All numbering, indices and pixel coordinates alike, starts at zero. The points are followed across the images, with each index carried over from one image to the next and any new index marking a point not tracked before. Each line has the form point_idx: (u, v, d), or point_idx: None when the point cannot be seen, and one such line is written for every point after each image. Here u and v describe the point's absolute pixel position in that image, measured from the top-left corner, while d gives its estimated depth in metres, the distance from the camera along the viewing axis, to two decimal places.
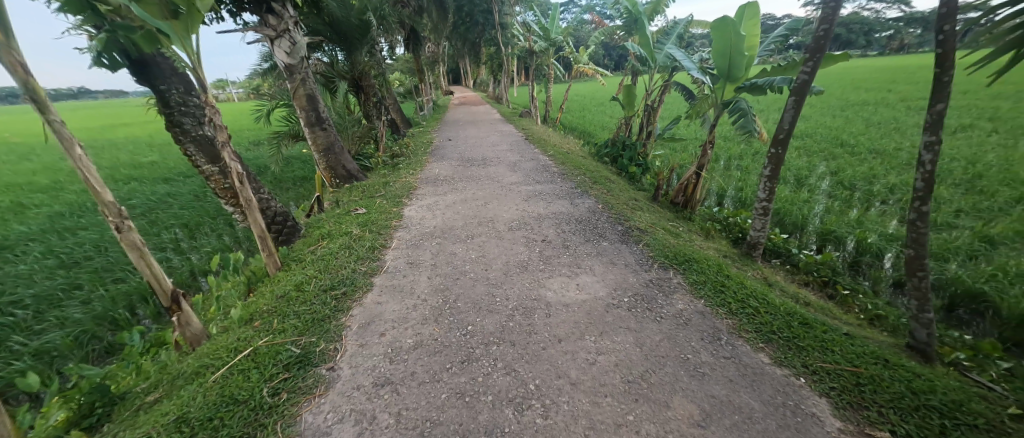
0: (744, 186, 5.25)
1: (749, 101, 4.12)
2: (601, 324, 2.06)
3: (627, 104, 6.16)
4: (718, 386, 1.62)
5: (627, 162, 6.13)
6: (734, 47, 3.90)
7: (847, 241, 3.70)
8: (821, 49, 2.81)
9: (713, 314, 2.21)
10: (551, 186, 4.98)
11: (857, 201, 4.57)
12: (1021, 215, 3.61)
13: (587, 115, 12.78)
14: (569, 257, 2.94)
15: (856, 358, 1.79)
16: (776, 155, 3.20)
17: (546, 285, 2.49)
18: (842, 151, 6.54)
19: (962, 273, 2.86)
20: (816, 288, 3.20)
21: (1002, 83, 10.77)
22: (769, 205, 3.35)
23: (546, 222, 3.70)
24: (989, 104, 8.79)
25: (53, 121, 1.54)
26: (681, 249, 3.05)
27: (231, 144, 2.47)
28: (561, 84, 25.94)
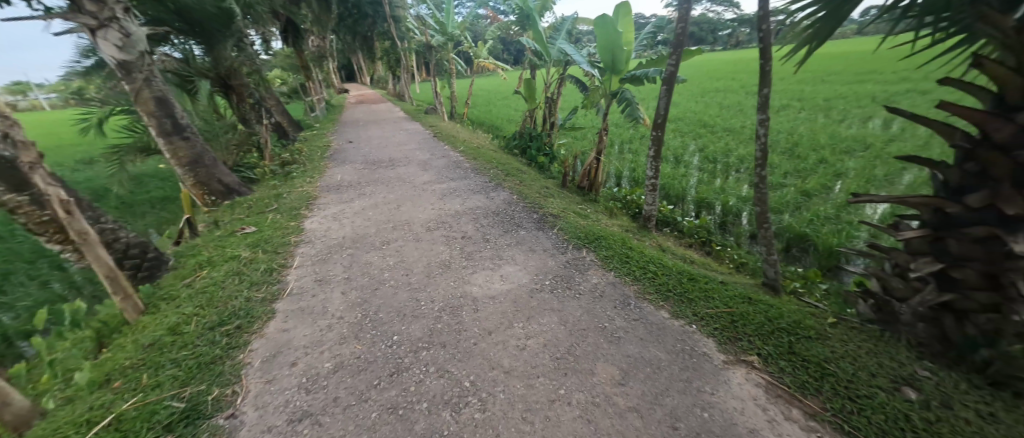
0: (636, 166, 5.91)
1: (632, 91, 4.71)
2: (527, 310, 2.14)
3: (528, 97, 6.41)
4: (631, 346, 1.83)
5: (535, 152, 6.41)
6: (615, 43, 4.32)
7: (716, 206, 4.43)
8: (682, 45, 3.29)
9: (622, 283, 2.47)
10: (465, 182, 4.96)
11: (721, 172, 5.49)
12: (824, 172, 4.74)
13: (492, 109, 12.97)
14: (490, 250, 2.98)
15: (730, 300, 2.18)
16: (657, 137, 3.67)
17: (470, 281, 2.49)
18: (706, 131, 7.78)
19: (792, 221, 3.67)
20: (698, 248, 3.79)
21: (804, 72, 13.92)
22: (657, 181, 3.83)
23: (464, 218, 3.68)
24: (798, 88, 11.30)
25: None
26: (590, 229, 3.33)
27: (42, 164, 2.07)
28: (464, 79, 25.81)
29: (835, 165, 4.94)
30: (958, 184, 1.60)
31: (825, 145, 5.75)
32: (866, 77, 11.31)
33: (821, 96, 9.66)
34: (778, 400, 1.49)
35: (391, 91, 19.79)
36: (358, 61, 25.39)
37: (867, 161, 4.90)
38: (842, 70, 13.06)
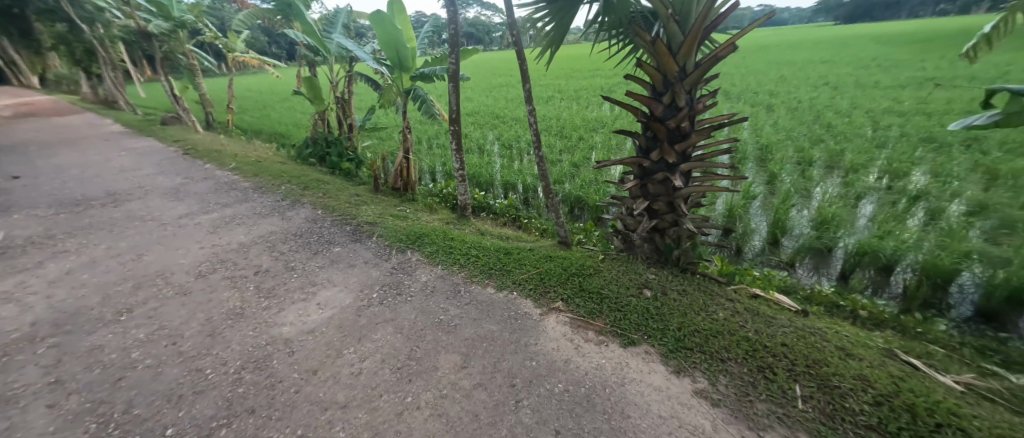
0: (445, 160, 6.14)
1: (424, 88, 4.81)
2: (357, 330, 1.95)
3: (312, 98, 5.65)
4: (467, 329, 1.94)
5: (336, 159, 5.78)
6: (396, 39, 4.27)
7: (517, 185, 5.12)
8: (457, 45, 3.56)
9: (449, 273, 2.57)
10: (248, 205, 4.00)
11: (516, 155, 6.34)
12: (583, 147, 6.15)
13: (269, 114, 10.82)
14: (300, 278, 2.54)
15: (537, 262, 2.59)
16: (456, 131, 3.90)
17: (279, 319, 2.06)
18: (498, 121, 8.78)
19: (570, 188, 4.62)
20: (510, 224, 4.31)
21: (558, 69, 17.46)
22: (464, 172, 4.09)
23: (254, 249, 2.98)
24: (557, 82, 14.10)
25: None
26: (411, 229, 3.29)
27: None
28: (218, 78, 20.41)
29: (589, 141, 6.48)
30: (644, 147, 2.35)
31: (580, 126, 7.43)
32: (596, 73, 15.14)
33: (572, 88, 12.38)
34: (579, 329, 1.90)
35: (90, 97, 13.73)
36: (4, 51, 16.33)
37: (606, 136, 6.64)
38: (580, 68, 17.07)
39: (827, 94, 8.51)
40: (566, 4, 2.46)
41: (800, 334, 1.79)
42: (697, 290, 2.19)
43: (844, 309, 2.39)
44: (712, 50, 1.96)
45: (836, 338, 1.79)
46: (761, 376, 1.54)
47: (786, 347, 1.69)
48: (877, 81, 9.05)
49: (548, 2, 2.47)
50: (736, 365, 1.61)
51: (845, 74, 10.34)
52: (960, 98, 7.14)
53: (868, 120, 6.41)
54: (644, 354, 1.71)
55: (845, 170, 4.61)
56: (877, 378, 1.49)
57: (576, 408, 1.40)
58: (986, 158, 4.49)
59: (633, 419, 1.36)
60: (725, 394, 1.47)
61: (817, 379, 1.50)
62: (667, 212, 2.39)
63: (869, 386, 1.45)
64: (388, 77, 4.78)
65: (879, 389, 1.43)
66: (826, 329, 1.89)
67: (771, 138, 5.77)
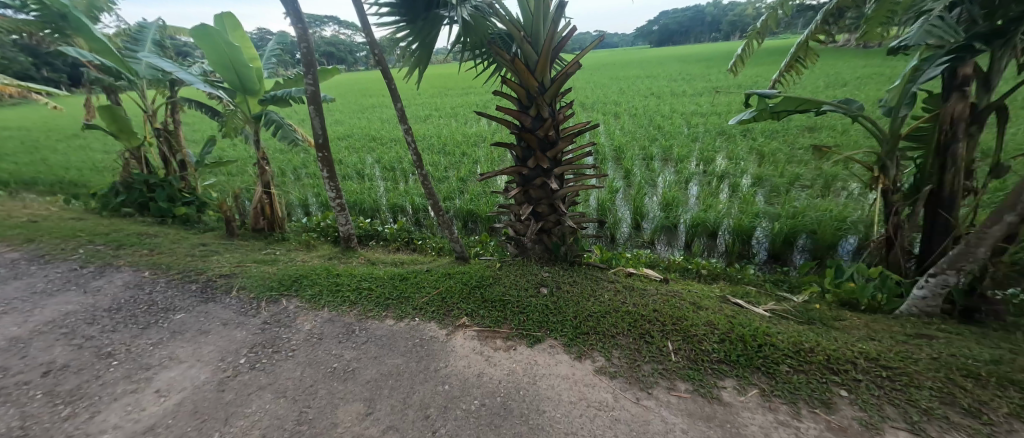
0: (319, 190, 5.51)
1: (278, 112, 4.23)
2: (222, 409, 1.57)
3: (117, 131, 4.42)
4: (367, 371, 1.76)
5: (167, 204, 4.65)
6: (233, 59, 3.67)
7: (406, 208, 4.91)
8: (313, 64, 3.24)
9: (340, 314, 2.29)
10: (20, 284, 2.88)
11: (400, 177, 6.05)
12: (467, 162, 6.27)
13: (46, 157, 8.05)
14: (124, 364, 1.92)
15: (437, 282, 2.52)
16: (325, 158, 3.54)
17: (92, 426, 1.51)
18: (376, 143, 8.32)
19: (461, 203, 4.63)
20: (403, 249, 4.08)
21: (431, 88, 17.52)
22: (342, 200, 3.72)
23: (40, 341, 2.15)
24: (432, 100, 14.10)
25: None
26: (285, 273, 2.83)
27: None
28: None
29: (472, 155, 6.64)
30: (521, 156, 2.51)
31: (462, 142, 7.57)
32: (469, 91, 15.67)
33: (448, 106, 12.52)
34: (486, 340, 1.91)
35: None
36: None
37: (487, 149, 6.90)
38: (453, 86, 17.42)
39: (655, 102, 10.51)
40: (426, 24, 2.49)
41: (665, 299, 2.14)
42: (585, 279, 2.43)
43: (692, 271, 2.97)
44: (562, 67, 2.23)
45: (689, 296, 2.20)
46: (643, 342, 1.78)
47: (657, 312, 2.00)
48: (685, 90, 11.59)
49: (408, 22, 2.48)
50: (624, 337, 1.83)
51: (664, 86, 12.96)
52: (736, 101, 9.65)
53: (684, 120, 8.15)
54: (549, 348, 1.81)
55: (676, 161, 5.75)
56: (719, 320, 1.88)
57: (495, 420, 1.39)
58: (757, 143, 6.16)
59: (549, 413, 1.42)
60: (619, 365, 1.65)
61: (682, 333, 1.81)
62: (550, 213, 2.59)
63: (716, 328, 1.81)
64: (228, 101, 4.06)
65: (722, 329, 1.80)
66: (682, 291, 2.30)
67: (622, 140, 6.84)
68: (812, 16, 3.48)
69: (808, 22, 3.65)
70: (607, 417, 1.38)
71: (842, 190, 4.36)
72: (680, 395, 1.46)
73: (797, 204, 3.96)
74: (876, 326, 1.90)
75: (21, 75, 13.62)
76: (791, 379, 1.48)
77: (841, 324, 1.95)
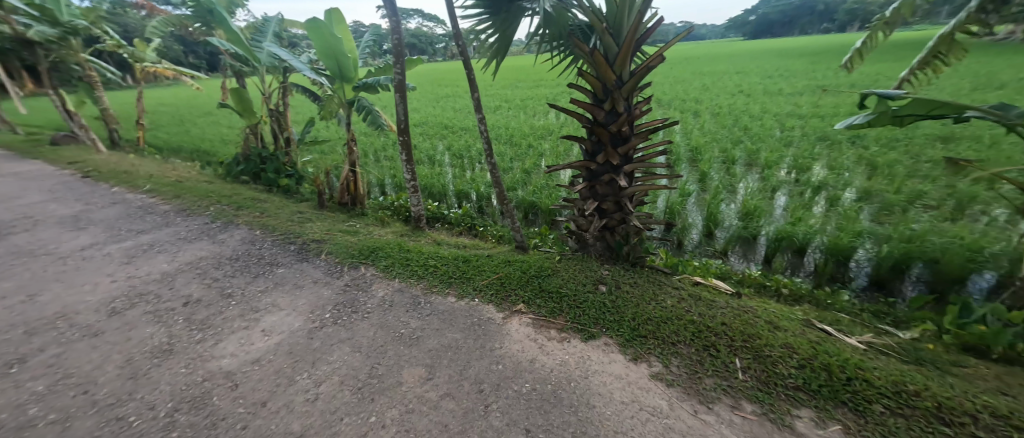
0: (395, 173, 5.95)
1: (368, 99, 4.65)
2: (310, 354, 1.83)
3: (242, 110, 5.19)
4: (430, 340, 1.90)
5: (273, 175, 5.37)
6: (336, 50, 4.10)
7: (471, 194, 5.11)
8: (402, 55, 3.51)
9: (408, 286, 2.49)
10: (170, 230, 3.58)
11: (467, 165, 6.30)
12: (533, 154, 6.30)
13: (188, 130, 9.77)
14: (240, 305, 2.32)
15: (497, 268, 2.61)
16: (405, 142, 3.83)
17: (217, 351, 1.87)
18: (448, 131, 8.72)
19: (524, 194, 4.70)
20: (465, 234, 4.26)
21: (503, 79, 17.81)
22: (416, 183, 4.00)
23: (182, 277, 2.68)
24: (503, 92, 14.35)
25: None
26: (364, 244, 3.15)
27: None
28: (125, 92, 18.17)
29: (538, 148, 6.65)
30: (590, 151, 2.48)
31: (529, 134, 7.62)
32: (540, 84, 15.65)
33: (518, 98, 12.64)
34: (541, 329, 1.95)
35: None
36: None
37: (554, 143, 6.87)
38: (525, 79, 17.54)
39: (743, 100, 9.53)
40: (508, 17, 2.56)
41: (736, 313, 1.99)
42: (646, 282, 2.34)
43: (770, 288, 2.69)
44: (643, 60, 2.14)
45: (766, 315, 2.01)
46: (707, 354, 1.68)
47: (726, 325, 1.87)
48: (782, 89, 10.34)
49: (491, 15, 2.56)
50: (685, 347, 1.74)
51: (756, 83, 11.70)
52: (845, 102, 8.39)
53: (777, 122, 7.30)
54: (604, 346, 1.79)
55: (763, 167, 5.19)
56: (800, 344, 1.70)
57: (544, 406, 1.43)
58: (868, 152, 5.31)
59: (598, 408, 1.42)
60: (678, 374, 1.59)
61: (754, 351, 1.67)
62: (615, 211, 2.53)
63: (794, 352, 1.65)
64: (329, 87, 4.56)
65: (803, 354, 1.63)
66: (757, 308, 2.11)
67: (700, 141, 6.34)
68: (964, 3, 2.89)
69: (957, 10, 3.05)
70: (661, 423, 1.35)
71: (981, 215, 3.60)
72: (745, 416, 1.37)
73: (914, 226, 3.37)
74: (1011, 379, 1.58)
75: (174, 60, 16.61)
76: (885, 422, 1.30)
77: (961, 370, 1.65)
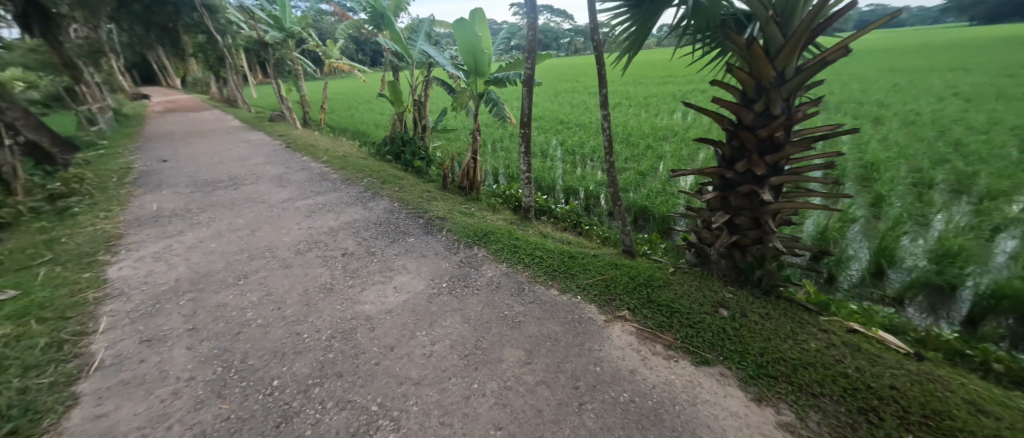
0: (510, 163, 6.26)
1: (496, 92, 4.95)
2: (427, 316, 2.11)
3: (394, 100, 6.08)
4: (530, 327, 1.98)
5: (410, 157, 6.20)
6: (475, 46, 4.47)
7: (580, 192, 5.06)
8: (534, 51, 3.62)
9: (513, 271, 2.63)
10: (335, 195, 4.47)
11: (580, 162, 6.24)
12: (651, 156, 5.89)
13: (353, 114, 11.93)
14: (378, 263, 2.79)
15: (602, 269, 2.55)
16: (525, 134, 3.98)
17: (360, 298, 2.32)
18: (563, 127, 8.75)
19: (637, 197, 4.44)
20: (570, 230, 4.25)
21: (627, 75, 16.95)
22: (530, 175, 4.14)
23: (341, 234, 3.34)
24: (626, 88, 13.68)
25: None
26: (478, 227, 3.42)
27: None
28: (315, 82, 23.06)
29: (657, 149, 6.19)
30: (729, 157, 2.20)
31: (649, 134, 7.12)
32: (668, 80, 14.43)
33: (641, 95, 11.89)
34: (646, 341, 1.84)
35: (220, 98, 16.28)
36: (160, 59, 20.24)
37: (677, 145, 6.29)
38: (651, 75, 16.39)
39: (957, 106, 7.18)
40: (650, 9, 2.42)
41: (914, 378, 1.54)
42: (782, 316, 1.99)
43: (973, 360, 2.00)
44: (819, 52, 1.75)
45: (965, 391, 1.52)
46: (862, 419, 1.36)
47: (895, 390, 1.47)
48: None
49: (631, 7, 2.47)
50: (830, 403, 1.44)
51: (984, 83, 8.66)
52: None
53: (1015, 138, 5.30)
54: (718, 376, 1.60)
55: (979, 196, 3.86)
56: None
57: (642, 421, 1.36)
58: None
59: None
60: (816, 432, 1.32)
61: (939, 432, 1.28)
62: (750, 228, 2.19)
63: None
64: (464, 81, 5.00)
65: None
66: (949, 379, 1.60)
67: (879, 155, 5.03)
68: None
69: None
70: None
71: None
72: None
73: None
74: None
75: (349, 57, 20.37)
76: None
77: None
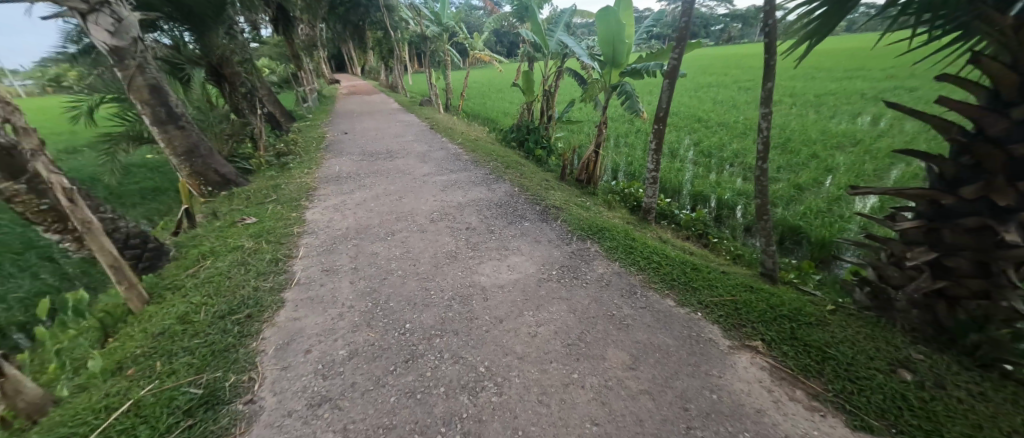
0: (633, 160, 5.92)
1: (631, 84, 4.69)
2: (535, 298, 2.20)
3: (526, 89, 6.34)
4: (639, 333, 1.88)
5: (533, 145, 6.41)
6: (616, 36, 4.29)
7: (711, 199, 4.49)
8: (684, 39, 3.28)
9: (626, 273, 2.51)
10: (464, 174, 4.95)
11: (716, 166, 5.52)
12: (815, 167, 4.83)
13: (486, 102, 12.88)
14: (496, 241, 3.00)
15: (733, 289, 2.23)
16: (658, 131, 3.69)
17: (478, 270, 2.54)
18: (701, 125, 7.83)
19: (787, 214, 3.73)
20: (694, 240, 3.82)
21: (794, 68, 14.11)
22: (657, 174, 3.84)
23: (466, 210, 3.69)
24: (790, 84, 11.41)
25: None
26: (593, 221, 3.36)
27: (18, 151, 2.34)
28: (458, 72, 25.55)
29: (826, 160, 5.04)
30: (951, 178, 1.63)
31: (816, 140, 5.83)
32: (854, 75, 11.49)
33: (811, 93, 9.76)
34: (782, 382, 1.55)
35: (386, 83, 19.49)
36: (349, 51, 25.18)
37: (857, 157, 5.00)
38: (830, 68, 13.28)
39: None
40: None
41: None
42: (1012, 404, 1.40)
43: None
44: None
45: None
46: None
47: None
48: None
49: None
50: None
51: None
52: None
53: None
54: None
55: None
56: None
57: None
58: None
59: None
60: None
61: None
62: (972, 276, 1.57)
63: None
64: (598, 72, 4.88)
65: None
66: None
67: None
68: None
69: None
70: None
71: None
72: None
73: None
74: None
75: None
76: None
77: None
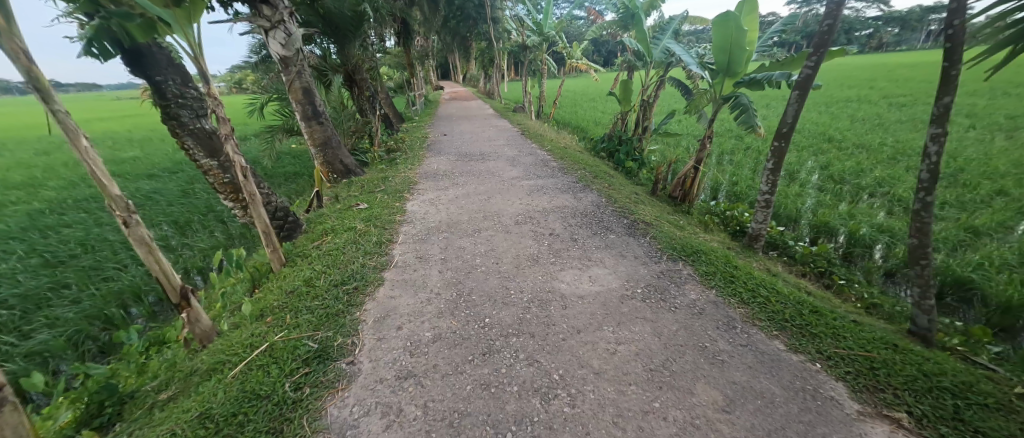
0: (739, 180, 5.29)
1: (748, 96, 4.13)
2: (618, 315, 2.10)
3: (623, 99, 6.12)
4: (738, 372, 1.67)
5: (624, 157, 6.15)
6: (734, 42, 3.89)
7: (840, 232, 3.78)
8: (825, 44, 2.80)
9: (725, 304, 2.24)
10: (552, 181, 4.96)
11: (848, 194, 4.63)
12: (1002, 207, 3.74)
13: (579, 111, 12.81)
14: (579, 251, 2.95)
15: (867, 344, 1.84)
16: (778, 148, 3.23)
17: (558, 278, 2.52)
18: (831, 146, 6.66)
19: (951, 262, 2.95)
20: (813, 278, 3.22)
21: (976, 83, 11.14)
22: (771, 197, 3.36)
23: (550, 216, 3.69)
24: (969, 101, 9.03)
25: (83, 149, 1.51)
26: (687, 241, 3.08)
27: (215, 136, 3.26)
28: (552, 80, 25.83)
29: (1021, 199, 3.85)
30: None
31: (1007, 174, 4.51)
32: None
33: (1001, 113, 7.61)
34: None
35: (484, 90, 20.64)
36: (454, 60, 27.26)
37: None
38: None
39: None
40: None
41: None
42: None
43: None
44: None
45: None
46: None
47: None
48: None
49: None
50: None
51: None
52: None
53: None
54: None
55: None
56: None
57: None
58: None
59: None
60: None
61: None
62: None
63: None
64: (707, 82, 4.49)
65: None
66: None
67: None
68: None
69: None
70: None
71: None
72: None
73: None
74: None
75: None
76: None
77: None
